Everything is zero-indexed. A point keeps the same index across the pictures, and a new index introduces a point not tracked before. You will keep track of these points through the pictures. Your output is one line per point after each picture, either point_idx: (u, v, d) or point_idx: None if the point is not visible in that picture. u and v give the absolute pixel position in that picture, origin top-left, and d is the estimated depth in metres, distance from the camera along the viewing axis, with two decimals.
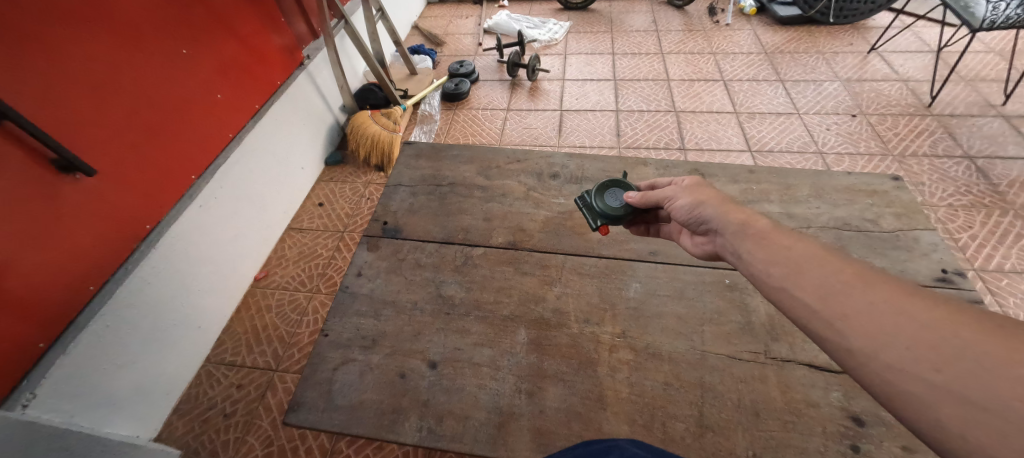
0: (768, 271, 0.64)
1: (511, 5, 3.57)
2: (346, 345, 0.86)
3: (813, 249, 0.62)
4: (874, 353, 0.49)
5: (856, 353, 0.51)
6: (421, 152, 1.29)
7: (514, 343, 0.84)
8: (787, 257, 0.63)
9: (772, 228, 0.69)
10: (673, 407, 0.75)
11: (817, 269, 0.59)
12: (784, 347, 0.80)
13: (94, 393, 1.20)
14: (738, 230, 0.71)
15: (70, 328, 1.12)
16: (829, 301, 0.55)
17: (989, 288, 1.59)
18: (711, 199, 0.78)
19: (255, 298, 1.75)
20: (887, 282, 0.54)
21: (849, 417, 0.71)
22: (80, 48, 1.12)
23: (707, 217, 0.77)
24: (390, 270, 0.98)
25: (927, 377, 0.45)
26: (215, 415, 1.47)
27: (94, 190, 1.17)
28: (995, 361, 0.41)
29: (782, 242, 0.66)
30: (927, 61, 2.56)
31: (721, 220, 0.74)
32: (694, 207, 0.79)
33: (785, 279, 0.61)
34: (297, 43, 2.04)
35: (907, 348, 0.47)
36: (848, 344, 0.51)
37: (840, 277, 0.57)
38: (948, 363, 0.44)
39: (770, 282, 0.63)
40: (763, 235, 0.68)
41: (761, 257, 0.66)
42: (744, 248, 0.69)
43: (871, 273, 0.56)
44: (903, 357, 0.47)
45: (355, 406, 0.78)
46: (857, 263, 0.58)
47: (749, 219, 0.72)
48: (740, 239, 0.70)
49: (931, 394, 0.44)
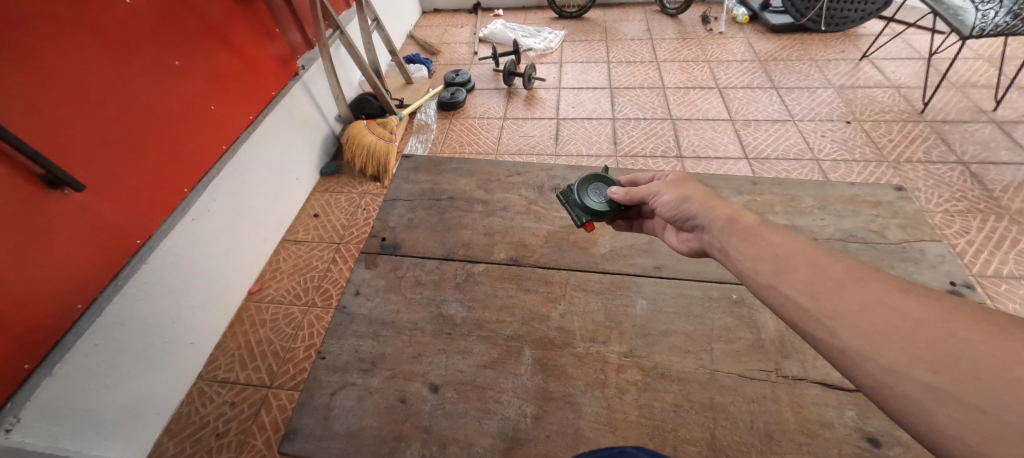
0: (757, 268, 0.63)
1: (506, 14, 3.59)
2: (343, 369, 0.84)
3: (804, 246, 0.62)
4: (868, 353, 0.49)
5: (851, 354, 0.50)
6: (419, 166, 1.27)
7: (518, 364, 0.82)
8: (776, 256, 0.62)
9: (759, 223, 0.68)
10: (683, 430, 0.72)
11: (808, 267, 0.59)
12: (795, 364, 0.78)
13: (83, 415, 1.16)
14: (726, 226, 0.70)
15: (56, 348, 1.08)
16: (820, 299, 0.55)
17: (988, 293, 1.59)
18: (695, 193, 0.78)
19: (249, 312, 1.71)
20: (878, 278, 0.54)
21: (864, 438, 0.69)
22: (69, 60, 1.10)
23: (693, 212, 0.76)
24: (389, 289, 0.96)
25: (923, 378, 0.44)
26: (207, 434, 1.43)
27: (82, 204, 1.13)
28: (995, 360, 0.41)
29: (771, 239, 0.65)
30: (918, 68, 2.59)
31: (707, 216, 0.73)
32: (680, 202, 0.77)
33: (775, 277, 0.60)
34: (292, 53, 2.02)
35: (903, 348, 0.47)
36: (842, 344, 0.51)
37: (832, 274, 0.56)
38: (945, 364, 0.44)
39: (760, 280, 0.62)
40: (751, 231, 0.67)
41: (750, 254, 0.65)
42: (731, 245, 0.68)
43: (863, 270, 0.55)
44: (899, 358, 0.46)
45: (354, 433, 0.75)
46: (848, 260, 0.57)
47: (736, 214, 0.71)
48: (728, 236, 0.69)
49: (929, 396, 0.44)
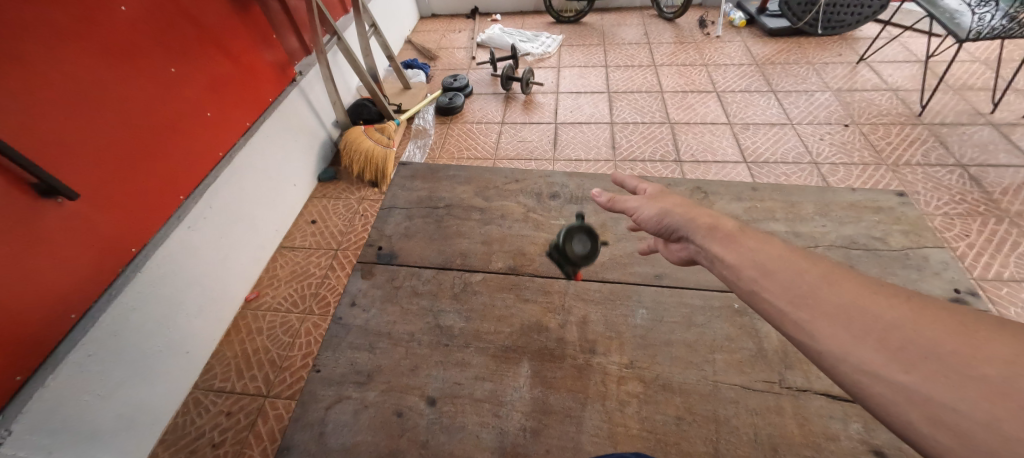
0: (737, 274, 0.61)
1: (504, 19, 3.60)
2: (339, 382, 0.82)
3: (780, 251, 0.61)
4: (845, 355, 0.48)
5: (828, 356, 0.50)
6: (417, 173, 1.26)
7: (517, 376, 0.80)
8: (761, 260, 0.60)
9: (738, 229, 0.67)
10: (686, 443, 0.71)
11: (785, 270, 0.58)
12: (798, 375, 0.77)
13: (76, 428, 1.14)
14: (707, 234, 0.68)
15: (48, 360, 1.06)
16: (798, 303, 0.54)
17: (990, 297, 1.58)
18: (676, 204, 0.76)
19: (246, 320, 1.70)
20: (851, 280, 0.54)
21: (871, 451, 0.68)
22: (62, 68, 1.09)
23: (676, 223, 0.74)
24: (386, 299, 0.94)
25: (897, 379, 0.45)
26: (203, 445, 1.40)
27: (75, 213, 1.12)
28: (962, 359, 0.42)
29: (750, 244, 0.63)
30: (915, 70, 2.59)
31: (689, 227, 0.71)
32: (661, 217, 0.76)
33: (754, 282, 0.59)
34: (289, 59, 2.02)
35: (877, 349, 0.47)
36: (820, 347, 0.50)
37: (807, 278, 0.56)
38: (915, 364, 0.44)
39: (743, 285, 0.60)
40: (731, 237, 0.66)
41: (731, 261, 0.63)
42: (713, 252, 0.66)
43: (836, 272, 0.55)
44: (873, 360, 0.46)
45: (349, 449, 0.74)
46: (823, 263, 0.57)
47: (716, 222, 0.70)
48: (709, 242, 0.67)
49: (902, 396, 0.44)
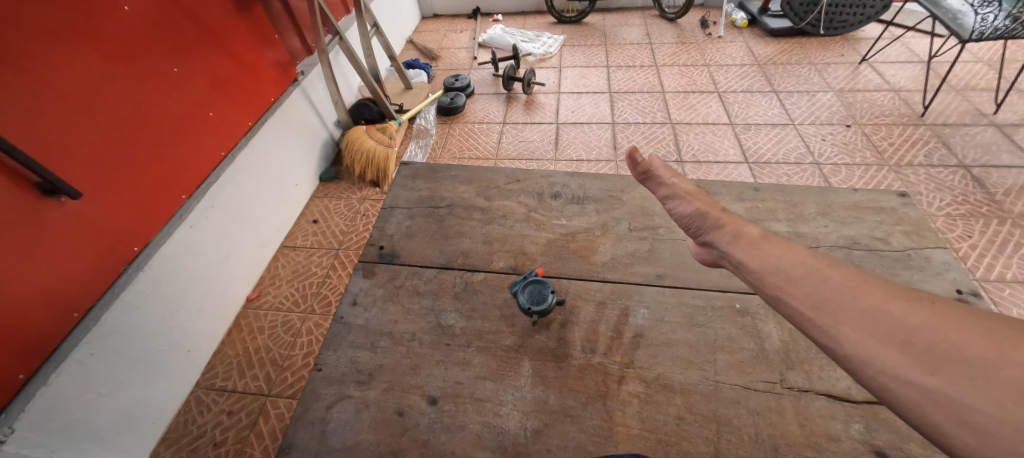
0: (763, 280, 0.66)
1: (505, 19, 3.60)
2: (340, 381, 0.82)
3: (803, 257, 0.65)
4: (871, 359, 0.52)
5: (854, 361, 0.54)
6: (418, 173, 1.26)
7: (518, 376, 0.81)
8: (785, 266, 0.65)
9: (761, 237, 0.72)
10: (687, 443, 0.71)
11: (809, 277, 0.62)
12: (800, 375, 0.77)
13: (78, 426, 1.14)
14: (731, 241, 0.74)
15: (51, 358, 1.07)
16: (822, 309, 0.59)
17: (992, 298, 1.57)
18: (710, 207, 0.80)
19: (247, 320, 1.70)
20: (875, 286, 0.58)
21: (873, 452, 0.67)
22: (65, 68, 1.09)
23: (705, 228, 0.79)
24: (387, 298, 0.95)
25: (922, 381, 0.49)
26: (204, 444, 1.41)
27: (78, 212, 1.12)
28: (986, 362, 0.46)
29: (773, 251, 0.69)
30: (917, 71, 2.58)
31: (716, 232, 0.77)
32: (694, 216, 0.80)
33: (778, 288, 0.64)
34: (291, 59, 2.02)
35: (904, 353, 0.51)
36: (846, 351, 0.55)
37: (832, 284, 0.60)
38: (940, 367, 0.49)
39: (767, 291, 0.65)
40: (755, 245, 0.71)
41: (754, 266, 0.69)
42: (738, 257, 0.72)
43: (861, 279, 0.60)
44: (899, 363, 0.51)
45: (351, 448, 0.74)
46: (846, 270, 0.61)
47: (742, 229, 0.75)
48: (734, 249, 0.73)
49: (927, 397, 0.48)
